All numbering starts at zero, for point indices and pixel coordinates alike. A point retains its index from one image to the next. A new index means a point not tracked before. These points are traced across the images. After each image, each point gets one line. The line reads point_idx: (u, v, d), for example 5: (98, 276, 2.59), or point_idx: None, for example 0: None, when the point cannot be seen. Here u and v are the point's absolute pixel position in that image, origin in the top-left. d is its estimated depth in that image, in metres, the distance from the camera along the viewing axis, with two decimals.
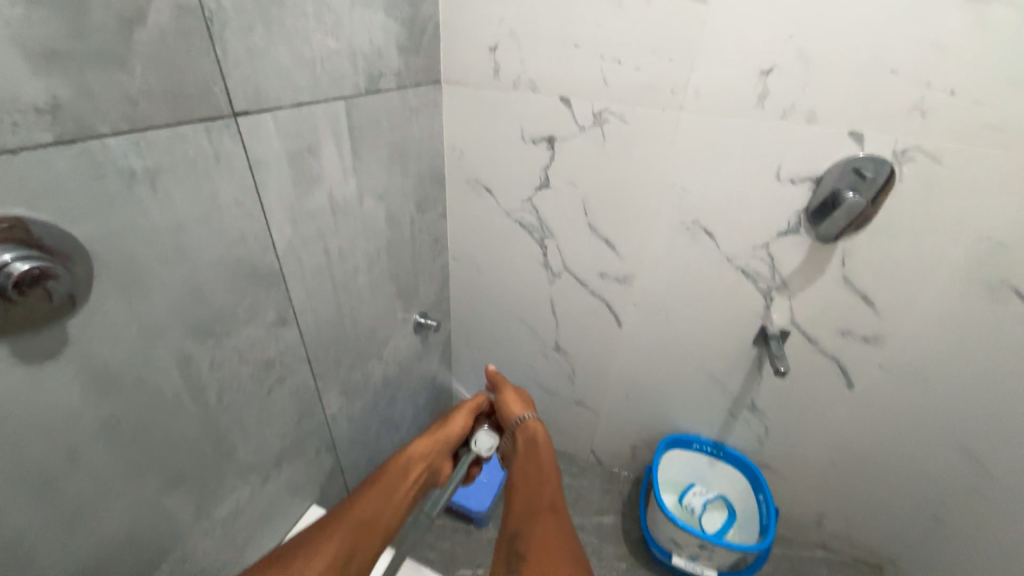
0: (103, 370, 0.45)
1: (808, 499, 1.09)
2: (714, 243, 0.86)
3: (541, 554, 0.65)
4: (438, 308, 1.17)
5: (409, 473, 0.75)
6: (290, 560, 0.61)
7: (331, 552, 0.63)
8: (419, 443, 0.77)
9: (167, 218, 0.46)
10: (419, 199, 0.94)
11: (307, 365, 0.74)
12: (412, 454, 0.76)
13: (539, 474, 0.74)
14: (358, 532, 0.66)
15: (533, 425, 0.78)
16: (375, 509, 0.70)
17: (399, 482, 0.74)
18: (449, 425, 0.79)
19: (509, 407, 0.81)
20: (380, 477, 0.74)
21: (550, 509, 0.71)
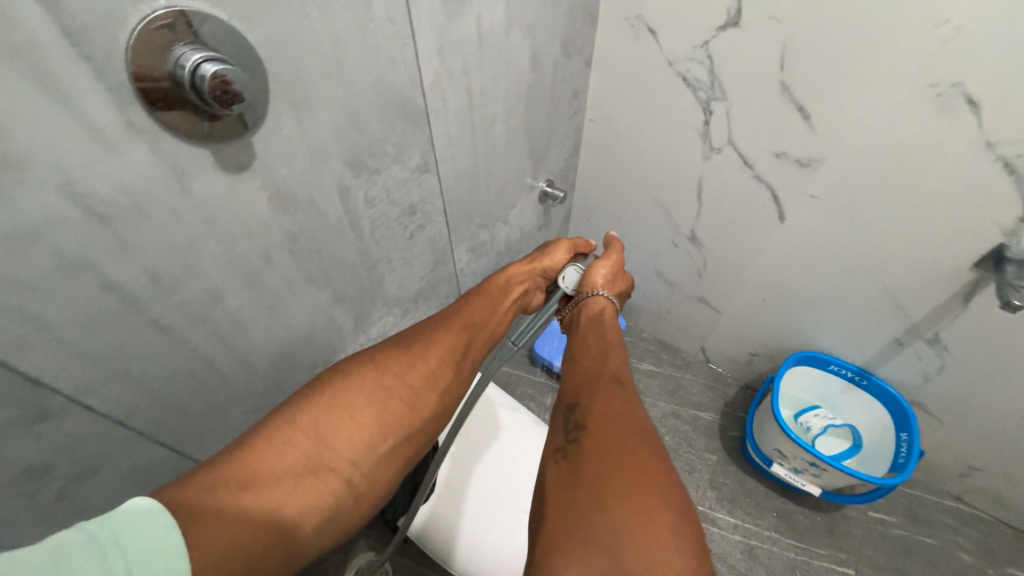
0: (282, 186, 0.48)
1: (964, 450, 0.94)
2: (975, 120, 0.61)
3: (608, 440, 0.46)
4: (565, 176, 1.09)
5: (508, 292, 0.71)
6: (393, 356, 0.57)
7: (440, 356, 0.60)
8: (518, 267, 0.73)
9: (328, 29, 0.44)
10: (566, 38, 0.80)
11: (444, 215, 0.76)
12: (511, 275, 0.72)
13: (602, 343, 0.61)
14: (465, 337, 0.63)
15: (598, 302, 0.68)
16: (479, 319, 0.66)
17: (500, 300, 0.69)
18: (548, 258, 0.76)
19: (594, 277, 0.71)
20: (481, 294, 0.68)
21: (617, 384, 0.53)
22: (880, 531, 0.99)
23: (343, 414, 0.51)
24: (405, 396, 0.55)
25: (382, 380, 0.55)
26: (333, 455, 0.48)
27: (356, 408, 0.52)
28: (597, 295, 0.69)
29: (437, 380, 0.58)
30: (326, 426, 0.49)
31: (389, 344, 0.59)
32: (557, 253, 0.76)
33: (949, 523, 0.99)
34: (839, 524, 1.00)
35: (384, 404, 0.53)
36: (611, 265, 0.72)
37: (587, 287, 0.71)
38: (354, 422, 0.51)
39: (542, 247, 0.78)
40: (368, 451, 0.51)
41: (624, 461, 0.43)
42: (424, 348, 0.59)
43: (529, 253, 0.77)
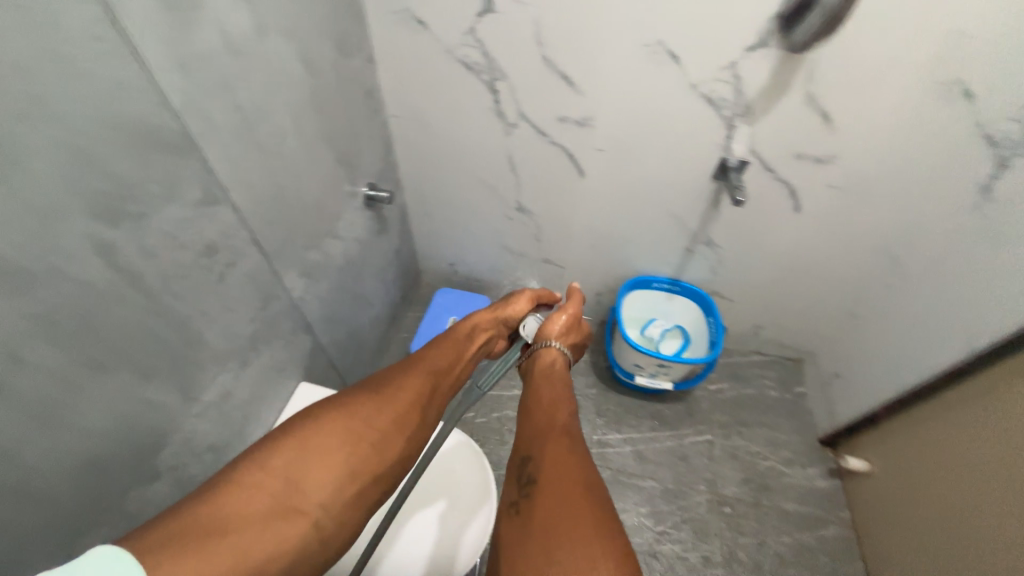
0: (3, 263, 0.38)
1: (749, 315, 1.24)
2: (680, 69, 0.79)
3: (558, 489, 0.47)
4: (386, 177, 1.07)
5: (471, 341, 0.72)
6: (361, 402, 0.58)
7: (408, 401, 0.61)
8: (481, 318, 0.75)
9: (4, 58, 0.35)
10: (338, 39, 0.78)
11: (256, 245, 0.69)
12: (473, 324, 0.73)
13: (558, 391, 0.61)
14: (431, 381, 0.64)
15: (548, 354, 0.67)
16: (446, 363, 0.67)
17: (462, 349, 0.70)
18: (509, 309, 0.77)
19: (549, 327, 0.71)
20: (442, 343, 0.69)
21: (567, 436, 0.54)
22: (719, 397, 1.25)
23: (314, 459, 0.52)
24: (374, 440, 0.56)
25: (349, 427, 0.56)
26: (301, 497, 0.49)
27: (324, 455, 0.53)
28: (549, 345, 0.68)
29: (406, 420, 0.60)
30: (297, 469, 0.51)
31: (359, 391, 0.60)
32: (523, 303, 0.78)
33: (757, 372, 1.31)
34: (693, 404, 1.24)
35: (354, 448, 0.55)
36: (565, 319, 0.71)
37: (541, 335, 0.70)
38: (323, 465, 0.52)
39: (506, 297, 0.79)
40: (336, 493, 0.52)
41: (574, 513, 0.44)
42: (393, 393, 0.60)
43: (494, 303, 0.78)
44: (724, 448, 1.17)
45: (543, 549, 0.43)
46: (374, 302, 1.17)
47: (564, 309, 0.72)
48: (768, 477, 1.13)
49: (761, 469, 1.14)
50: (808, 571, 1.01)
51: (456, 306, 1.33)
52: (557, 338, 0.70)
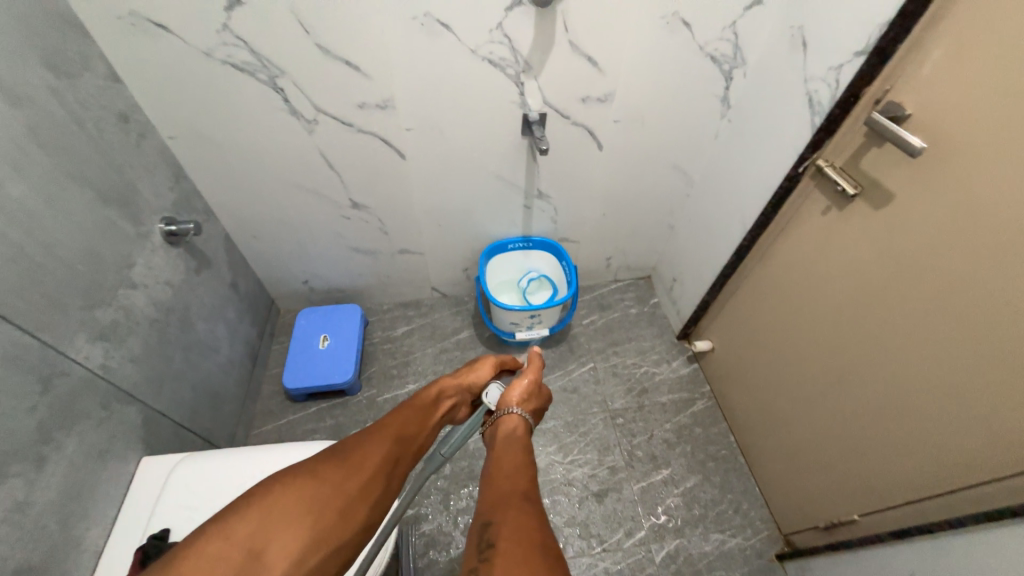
0: None
1: (596, 250, 1.38)
2: (454, 37, 0.82)
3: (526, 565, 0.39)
4: (186, 206, 0.95)
5: (437, 406, 0.61)
6: (331, 465, 0.49)
7: (378, 463, 0.51)
8: (448, 381, 0.65)
9: None
10: (48, 58, 0.66)
11: (3, 322, 0.56)
12: (443, 389, 0.64)
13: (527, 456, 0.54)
14: (402, 443, 0.54)
15: (511, 423, 0.59)
16: (416, 428, 0.56)
17: (433, 410, 0.60)
18: (473, 376, 0.68)
19: (510, 394, 0.63)
20: (415, 404, 0.59)
21: (534, 511, 0.45)
22: (592, 328, 1.39)
23: (277, 527, 0.44)
24: (339, 509, 0.47)
25: (315, 497, 0.47)
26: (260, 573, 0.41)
27: (287, 524, 0.44)
28: (511, 413, 0.61)
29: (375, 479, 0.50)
30: (258, 540, 0.43)
31: (334, 449, 0.51)
32: (488, 371, 0.69)
33: (619, 296, 1.47)
34: (573, 342, 1.36)
35: (317, 518, 0.45)
36: (529, 388, 0.64)
37: (504, 402, 0.62)
38: (286, 537, 0.43)
39: (471, 364, 0.71)
40: (296, 568, 0.43)
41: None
42: (364, 451, 0.51)
43: (456, 371, 0.68)
44: (606, 369, 1.31)
45: None
46: (220, 346, 1.05)
47: (528, 376, 0.65)
48: (646, 381, 1.30)
49: (638, 376, 1.30)
50: (689, 444, 1.19)
51: (323, 322, 1.25)
52: (521, 405, 0.62)
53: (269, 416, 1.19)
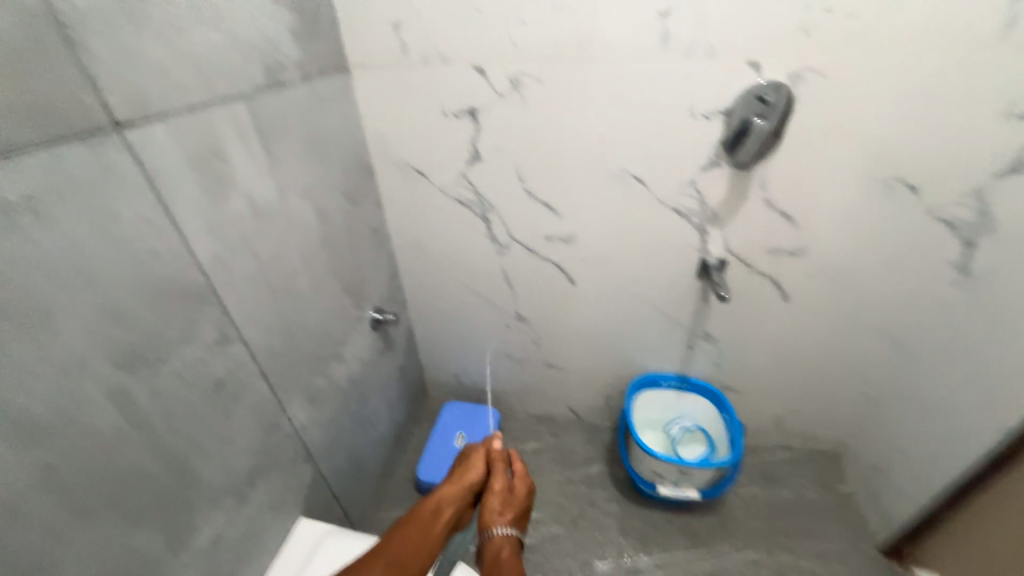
0: (25, 419, 0.41)
1: (765, 408, 1.20)
2: (646, 189, 0.90)
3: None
4: (391, 299, 1.15)
5: (438, 517, 0.74)
6: None
7: None
8: (443, 490, 0.78)
9: (62, 243, 0.43)
10: (348, 191, 0.91)
11: (263, 378, 0.72)
12: (436, 502, 0.76)
13: None
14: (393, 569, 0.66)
15: (494, 544, 0.72)
16: (407, 554, 0.69)
17: (432, 522, 0.73)
18: (468, 474, 0.81)
19: (490, 509, 0.76)
20: (410, 518, 0.73)
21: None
22: (752, 502, 1.15)
23: None
24: None
25: None
26: None
27: None
28: (492, 535, 0.73)
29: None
30: None
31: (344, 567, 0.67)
32: (478, 470, 0.81)
33: (790, 470, 1.21)
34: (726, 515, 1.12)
35: None
36: (499, 493, 0.78)
37: (485, 523, 0.75)
38: None
39: (460, 463, 0.83)
40: None
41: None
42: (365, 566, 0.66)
43: (450, 475, 0.82)
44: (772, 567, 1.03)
45: None
46: (378, 423, 1.16)
47: (501, 477, 0.81)
48: None
49: None
50: None
51: (464, 420, 1.31)
52: (500, 517, 0.75)
53: (396, 502, 1.23)
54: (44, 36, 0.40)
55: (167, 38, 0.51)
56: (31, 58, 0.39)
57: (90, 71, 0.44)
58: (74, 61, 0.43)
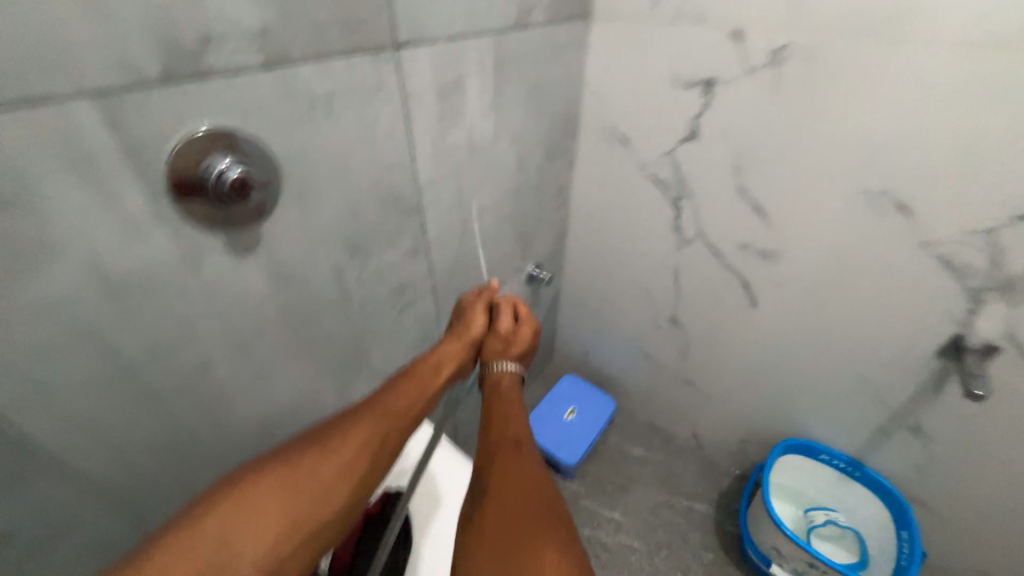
0: (282, 267, 0.53)
1: (966, 549, 0.91)
2: (908, 221, 0.69)
3: (522, 491, 0.44)
4: (551, 261, 1.15)
5: (438, 373, 0.54)
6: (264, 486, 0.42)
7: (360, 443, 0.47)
8: (445, 344, 0.57)
9: (336, 137, 0.52)
10: (549, 145, 0.92)
11: (432, 295, 0.80)
12: (440, 355, 0.56)
13: (501, 403, 0.53)
14: (381, 425, 0.48)
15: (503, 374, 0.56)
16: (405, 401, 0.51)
17: (429, 373, 0.54)
18: (472, 327, 0.59)
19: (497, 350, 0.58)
20: (409, 373, 0.53)
21: (518, 445, 0.48)
22: None
23: (242, 512, 0.40)
24: (315, 495, 0.43)
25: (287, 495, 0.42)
26: (228, 553, 0.39)
27: (253, 520, 0.40)
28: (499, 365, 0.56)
29: (359, 472, 0.45)
30: (230, 524, 0.40)
31: (265, 472, 0.43)
32: (480, 320, 0.59)
33: None
34: None
35: (295, 502, 0.42)
36: (501, 339, 0.58)
37: (490, 360, 0.58)
38: (255, 526, 0.40)
39: (460, 313, 0.61)
40: (270, 555, 0.40)
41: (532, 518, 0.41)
42: (325, 454, 0.45)
43: (449, 329, 0.60)
44: None
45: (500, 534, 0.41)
46: None
47: (508, 318, 0.60)
48: None
49: None
50: None
51: (576, 396, 1.30)
52: (502, 357, 0.57)
53: None
54: None
55: None
56: None
57: None
58: None
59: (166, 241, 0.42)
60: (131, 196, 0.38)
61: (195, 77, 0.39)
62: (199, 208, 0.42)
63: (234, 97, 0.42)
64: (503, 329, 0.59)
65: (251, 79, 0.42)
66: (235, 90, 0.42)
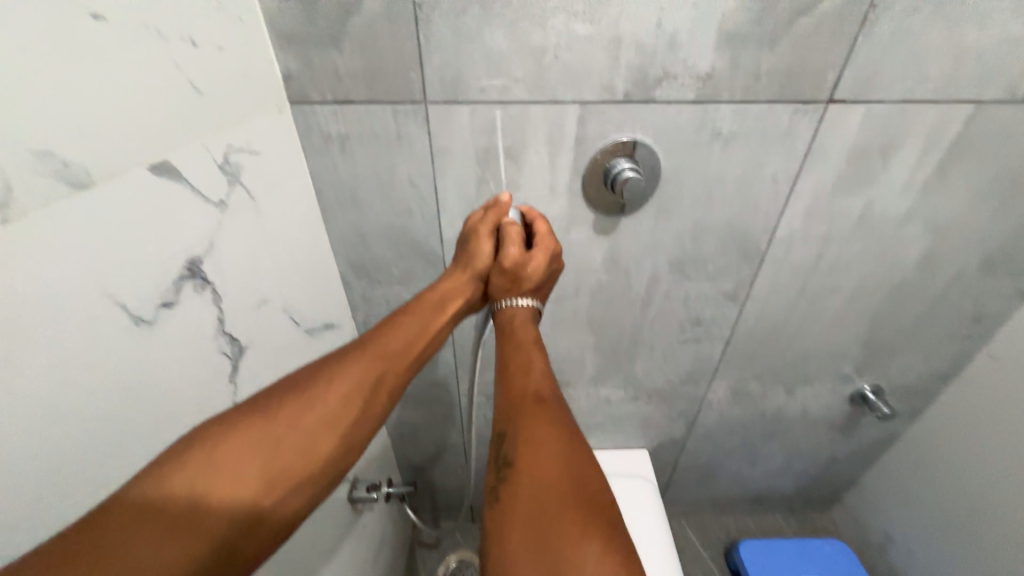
0: (616, 255, 0.64)
1: None
2: None
3: (542, 473, 0.38)
4: (904, 396, 0.85)
5: (444, 309, 0.49)
6: (235, 422, 0.37)
7: (353, 386, 0.41)
8: (447, 281, 0.50)
9: (718, 169, 0.57)
10: (997, 257, 0.65)
11: (723, 344, 0.76)
12: (442, 293, 0.49)
13: (523, 356, 0.47)
14: (379, 370, 0.43)
15: (520, 315, 0.50)
16: (399, 344, 0.45)
17: (436, 313, 0.48)
18: (476, 259, 0.50)
19: (506, 287, 0.51)
20: (409, 316, 0.47)
21: (541, 409, 0.42)
22: None
23: (219, 459, 0.35)
24: (307, 438, 0.38)
25: (251, 446, 0.36)
26: (208, 508, 0.33)
27: (250, 456, 0.36)
28: (515, 304, 0.50)
29: (341, 431, 0.40)
30: (206, 474, 0.34)
31: (239, 414, 0.37)
32: (488, 249, 0.51)
33: None
34: None
35: (280, 449, 0.37)
36: (505, 273, 0.49)
37: (503, 296, 0.51)
38: (245, 467, 0.35)
39: (465, 241, 0.52)
40: (258, 500, 0.35)
41: (553, 495, 0.37)
42: (307, 403, 0.39)
43: (453, 260, 0.53)
44: None
45: (524, 524, 0.36)
46: (757, 470, 1.02)
47: (515, 246, 0.49)
48: None
49: None
50: None
51: (828, 564, 0.97)
52: (512, 294, 0.50)
53: (701, 535, 1.14)
54: (848, 17, 0.46)
55: (958, 28, 0.47)
56: (823, 35, 0.47)
57: (855, 51, 0.48)
58: (849, 40, 0.48)
59: (563, 206, 0.59)
60: (563, 171, 0.56)
61: (643, 103, 0.52)
62: (593, 192, 0.58)
63: (656, 121, 0.53)
64: (510, 262, 0.48)
65: (677, 110, 0.52)
66: (662, 116, 0.53)
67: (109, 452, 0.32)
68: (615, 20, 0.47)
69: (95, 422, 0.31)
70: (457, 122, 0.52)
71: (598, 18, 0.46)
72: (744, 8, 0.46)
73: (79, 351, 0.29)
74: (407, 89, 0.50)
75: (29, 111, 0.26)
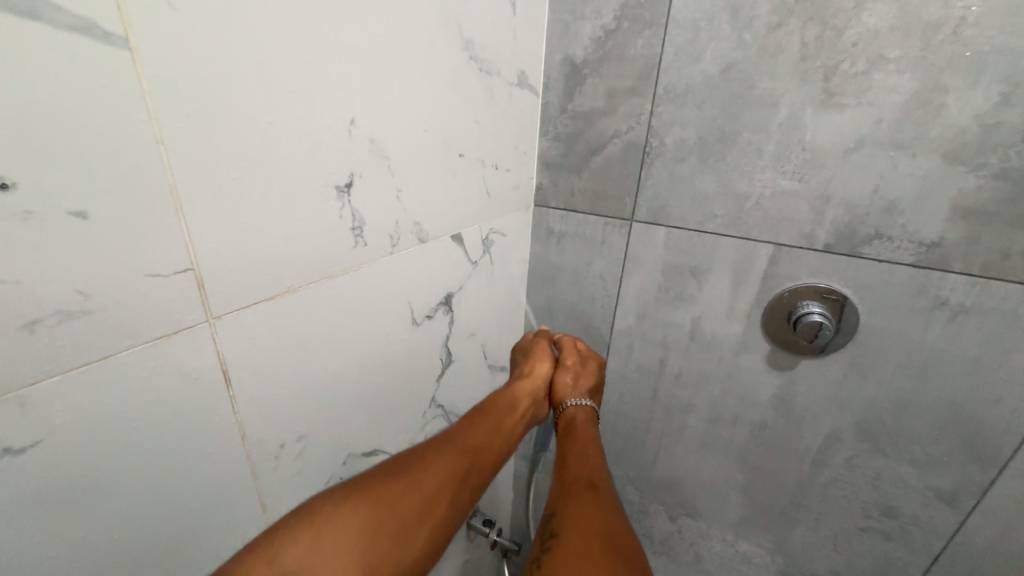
0: (789, 397, 0.61)
1: None
2: None
3: (587, 543, 0.34)
4: None
5: (511, 411, 0.50)
6: (336, 495, 0.37)
7: (442, 477, 0.41)
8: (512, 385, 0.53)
9: (940, 340, 0.51)
10: None
11: (930, 560, 0.59)
12: (509, 392, 0.52)
13: (577, 443, 0.48)
14: (464, 466, 0.43)
15: (577, 407, 0.53)
16: (481, 443, 0.45)
17: (504, 416, 0.49)
18: (536, 365, 0.56)
19: (566, 387, 0.55)
20: (486, 415, 0.48)
21: (593, 493, 0.40)
22: None
23: (319, 540, 0.34)
24: (397, 526, 0.37)
25: (346, 530, 0.35)
26: None
27: (344, 544, 0.35)
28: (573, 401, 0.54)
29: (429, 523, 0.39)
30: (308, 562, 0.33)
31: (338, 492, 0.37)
32: (548, 364, 0.56)
33: None
34: None
35: (377, 535, 0.36)
36: (566, 376, 0.56)
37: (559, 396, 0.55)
38: (341, 556, 0.34)
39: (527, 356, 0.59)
40: None
41: (600, 573, 0.31)
42: (406, 487, 0.39)
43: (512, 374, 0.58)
44: None
45: None
46: None
47: (573, 359, 0.58)
48: None
49: None
50: None
51: None
52: (574, 394, 0.55)
53: None
54: None
55: None
56: None
57: None
58: None
59: (737, 332, 0.62)
60: (745, 299, 0.60)
61: (848, 255, 0.52)
62: (773, 325, 0.59)
63: (863, 276, 0.52)
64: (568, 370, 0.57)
65: (890, 270, 0.51)
66: (869, 272, 0.52)
67: (333, 416, 0.44)
68: (826, 182, 0.51)
69: (337, 388, 0.43)
70: (653, 239, 0.63)
71: (808, 178, 0.52)
72: (992, 188, 0.44)
73: (348, 326, 0.42)
74: (620, 209, 0.64)
75: (408, 168, 0.44)
